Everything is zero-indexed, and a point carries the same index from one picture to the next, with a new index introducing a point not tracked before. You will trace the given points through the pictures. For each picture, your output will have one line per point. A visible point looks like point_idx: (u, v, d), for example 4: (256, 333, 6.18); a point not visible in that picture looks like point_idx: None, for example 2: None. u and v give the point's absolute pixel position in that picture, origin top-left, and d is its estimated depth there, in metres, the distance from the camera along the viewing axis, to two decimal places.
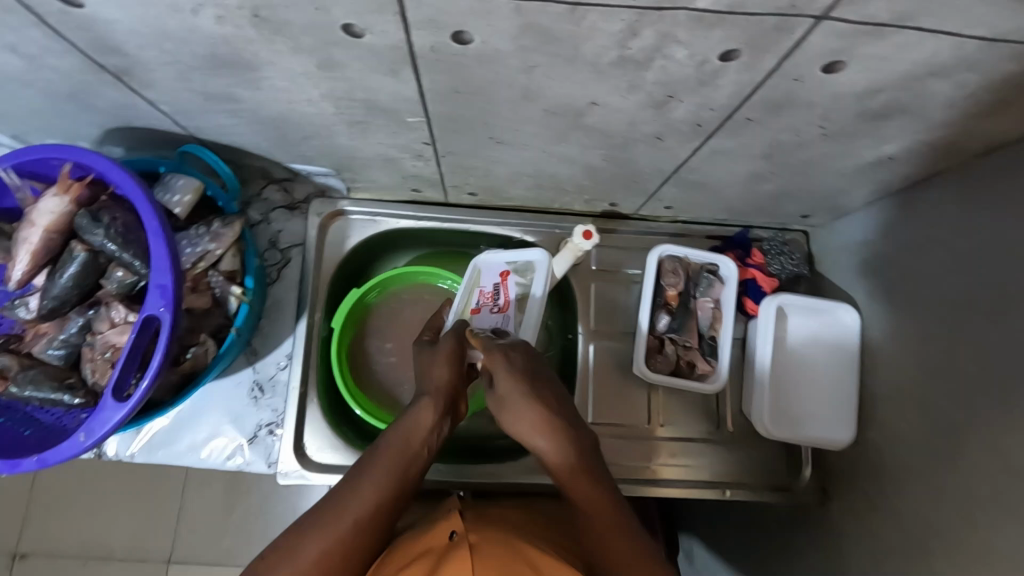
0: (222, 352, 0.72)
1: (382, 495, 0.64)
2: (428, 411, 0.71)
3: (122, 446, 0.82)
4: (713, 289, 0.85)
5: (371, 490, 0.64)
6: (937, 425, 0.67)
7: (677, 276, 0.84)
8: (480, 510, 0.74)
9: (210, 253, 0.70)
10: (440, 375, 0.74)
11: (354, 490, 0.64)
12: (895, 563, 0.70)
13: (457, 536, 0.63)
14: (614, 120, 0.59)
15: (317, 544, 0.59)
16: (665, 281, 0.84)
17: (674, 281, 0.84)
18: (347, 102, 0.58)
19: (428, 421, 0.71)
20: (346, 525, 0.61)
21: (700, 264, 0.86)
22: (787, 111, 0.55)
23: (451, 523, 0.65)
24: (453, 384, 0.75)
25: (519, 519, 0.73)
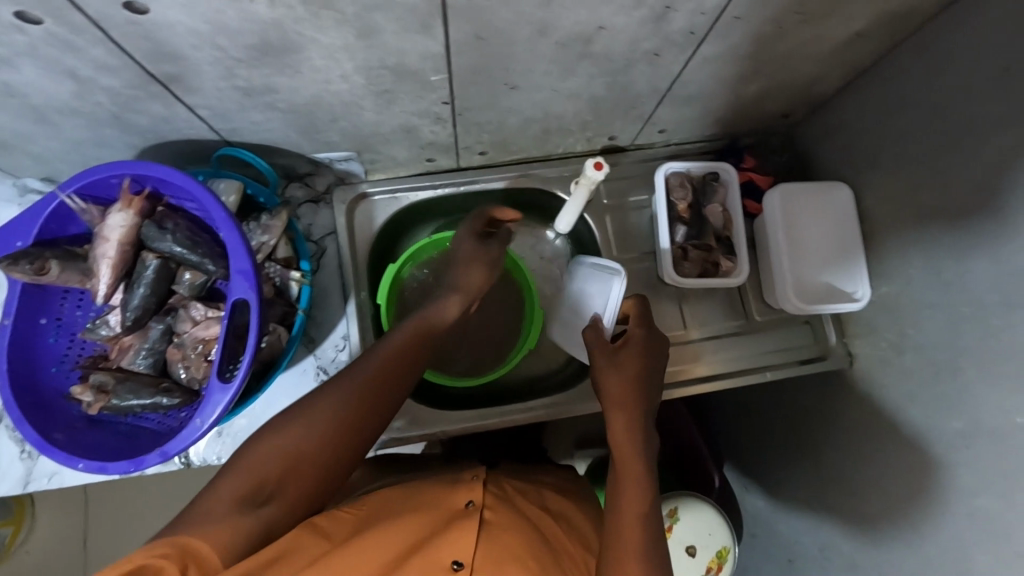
0: (293, 335, 0.77)
1: (375, 392, 0.65)
2: (458, 306, 0.76)
3: (208, 451, 0.86)
4: (721, 193, 0.92)
5: (366, 384, 0.65)
6: (941, 261, 0.76)
7: (686, 188, 0.91)
8: (502, 480, 0.74)
9: (265, 244, 0.75)
10: (475, 277, 0.78)
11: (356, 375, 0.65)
12: (929, 390, 0.79)
13: (472, 505, 0.65)
14: (619, 42, 0.65)
15: (338, 403, 0.63)
16: (675, 197, 0.91)
17: (683, 194, 0.92)
18: (378, 70, 0.63)
19: (452, 312, 0.75)
20: (343, 404, 0.63)
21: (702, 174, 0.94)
22: (770, 2, 0.62)
23: (471, 492, 0.67)
24: (484, 287, 0.80)
25: (531, 499, 0.73)
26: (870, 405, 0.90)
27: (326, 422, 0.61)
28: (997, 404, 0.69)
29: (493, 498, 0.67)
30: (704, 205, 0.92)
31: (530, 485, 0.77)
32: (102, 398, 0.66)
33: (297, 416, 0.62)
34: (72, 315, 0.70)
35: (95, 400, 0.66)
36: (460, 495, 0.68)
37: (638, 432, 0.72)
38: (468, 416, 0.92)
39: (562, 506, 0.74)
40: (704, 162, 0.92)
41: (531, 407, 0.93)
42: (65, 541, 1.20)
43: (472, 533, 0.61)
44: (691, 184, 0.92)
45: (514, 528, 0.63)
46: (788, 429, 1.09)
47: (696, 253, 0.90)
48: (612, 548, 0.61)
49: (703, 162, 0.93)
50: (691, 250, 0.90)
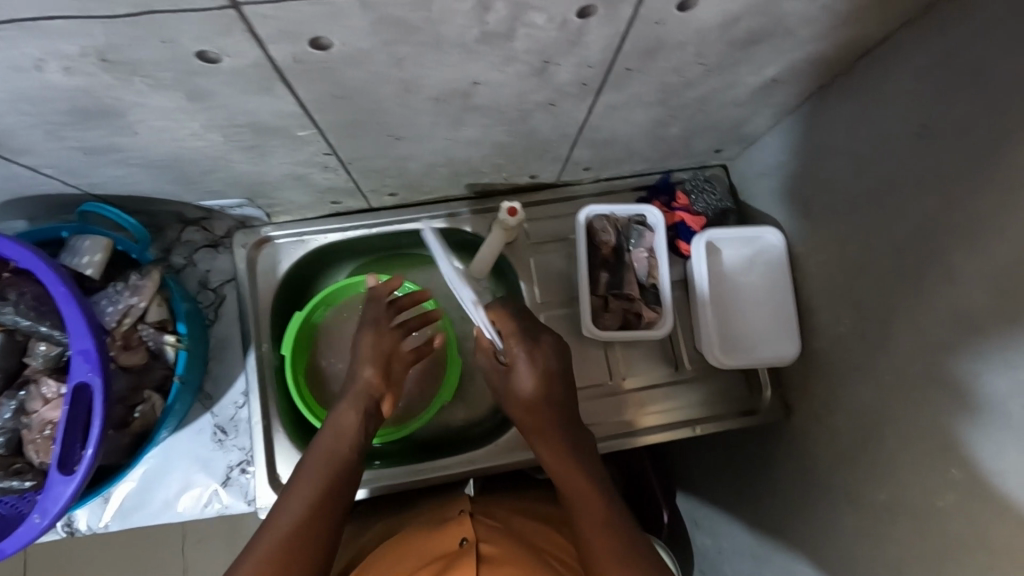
0: (169, 404, 0.72)
1: (338, 462, 0.70)
2: (351, 414, 0.75)
3: (94, 518, 0.81)
4: (647, 238, 0.88)
5: (326, 459, 0.70)
6: (867, 317, 0.71)
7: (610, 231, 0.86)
8: (490, 509, 0.79)
9: (134, 307, 0.69)
10: (368, 375, 0.78)
11: (314, 456, 0.71)
12: (854, 454, 0.75)
13: (467, 542, 0.68)
14: (503, 95, 0.59)
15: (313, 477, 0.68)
16: (599, 239, 0.86)
17: (606, 238, 0.87)
18: (233, 128, 0.57)
19: (352, 419, 0.75)
20: (311, 479, 0.68)
21: (629, 217, 0.89)
22: (661, 54, 0.56)
23: (462, 530, 0.70)
24: (381, 381, 0.79)
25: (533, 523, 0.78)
26: (801, 460, 0.85)
27: (313, 494, 0.66)
28: (921, 482, 0.64)
29: (486, 532, 0.71)
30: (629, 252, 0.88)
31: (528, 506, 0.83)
32: None
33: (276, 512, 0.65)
34: None
35: None
36: (454, 532, 0.71)
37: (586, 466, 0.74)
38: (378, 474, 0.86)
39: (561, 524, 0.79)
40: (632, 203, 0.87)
41: (443, 467, 0.88)
42: None
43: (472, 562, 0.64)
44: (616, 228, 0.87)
45: (513, 557, 0.66)
46: (728, 474, 1.05)
47: (617, 305, 0.86)
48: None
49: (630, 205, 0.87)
50: (612, 303, 0.85)
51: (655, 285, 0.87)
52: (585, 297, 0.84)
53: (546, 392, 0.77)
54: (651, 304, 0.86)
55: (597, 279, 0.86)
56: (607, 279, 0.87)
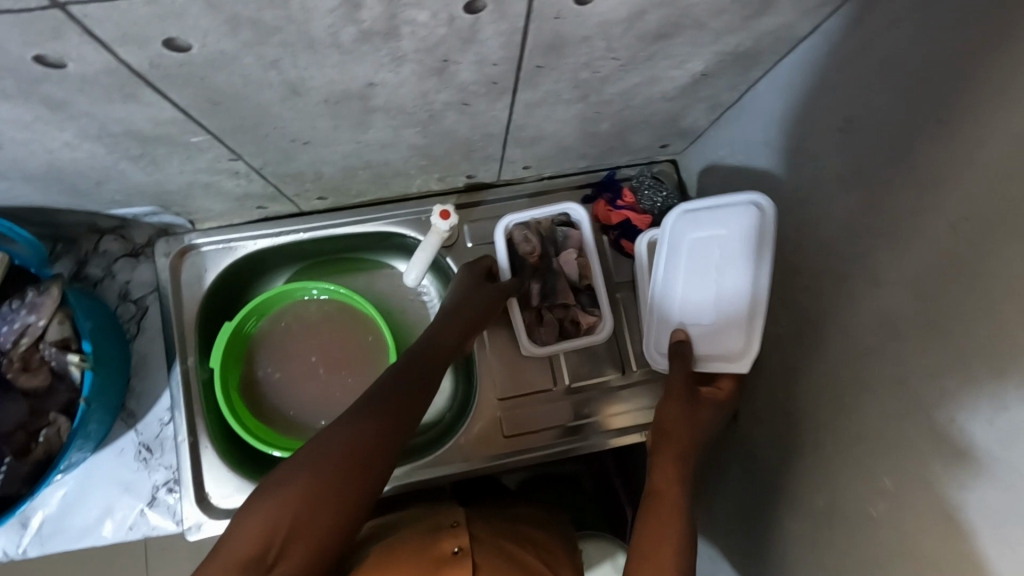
0: (75, 427, 0.67)
1: (378, 436, 0.62)
2: (421, 368, 0.70)
3: (12, 543, 0.78)
4: (570, 238, 0.87)
5: (374, 427, 0.62)
6: (805, 321, 0.68)
7: (531, 241, 0.86)
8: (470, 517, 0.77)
9: (31, 325, 0.65)
10: (448, 338, 0.75)
11: (369, 418, 0.62)
12: (792, 459, 0.72)
13: (460, 551, 0.67)
14: (405, 97, 0.55)
15: (350, 428, 0.61)
16: (523, 250, 0.86)
17: (531, 247, 0.86)
18: (112, 137, 0.53)
19: (416, 374, 0.69)
20: (355, 440, 0.60)
21: (552, 218, 0.88)
22: (571, 50, 0.53)
23: (455, 539, 0.69)
24: (455, 343, 0.75)
25: (513, 531, 0.77)
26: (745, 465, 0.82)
27: (344, 451, 0.59)
28: (848, 490, 0.62)
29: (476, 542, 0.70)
30: (556, 255, 0.87)
31: (507, 520, 0.80)
32: None
33: (310, 460, 0.59)
34: None
35: None
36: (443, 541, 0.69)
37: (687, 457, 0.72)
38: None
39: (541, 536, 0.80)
40: (547, 208, 0.86)
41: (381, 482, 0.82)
42: None
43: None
44: (537, 235, 0.86)
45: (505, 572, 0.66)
46: None
47: (552, 316, 0.86)
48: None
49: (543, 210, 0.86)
50: (547, 317, 0.86)
51: (590, 284, 0.87)
52: (517, 318, 0.85)
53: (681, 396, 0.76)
54: (586, 307, 0.86)
55: (528, 294, 0.86)
56: (539, 290, 0.86)
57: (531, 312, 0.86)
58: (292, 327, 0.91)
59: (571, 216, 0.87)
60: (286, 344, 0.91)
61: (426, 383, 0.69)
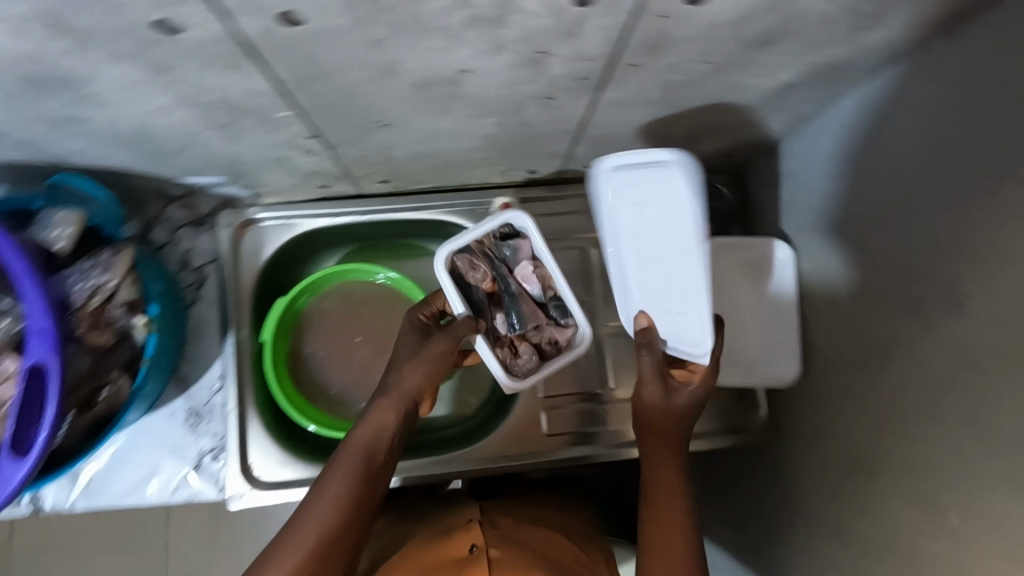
0: (136, 387, 0.70)
1: (353, 500, 0.62)
2: (392, 412, 0.67)
3: (62, 496, 0.79)
4: (520, 249, 0.76)
5: (344, 492, 0.61)
6: (870, 345, 0.67)
7: (478, 265, 0.75)
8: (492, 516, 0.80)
9: (104, 285, 0.66)
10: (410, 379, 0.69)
11: (338, 478, 0.62)
12: (844, 486, 0.71)
13: (476, 549, 0.70)
14: (493, 86, 0.55)
15: (337, 488, 0.62)
16: (474, 280, 0.75)
17: (481, 273, 0.75)
18: (205, 105, 0.54)
19: (388, 420, 0.67)
20: (333, 513, 0.60)
21: (494, 231, 0.76)
22: (668, 50, 0.52)
23: (472, 537, 0.72)
24: (422, 386, 0.70)
25: (530, 531, 0.78)
26: (784, 484, 0.82)
27: (328, 519, 0.60)
28: (905, 522, 0.61)
29: (492, 539, 0.73)
30: (510, 273, 0.76)
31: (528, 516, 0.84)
32: None
33: (291, 542, 0.58)
34: None
35: None
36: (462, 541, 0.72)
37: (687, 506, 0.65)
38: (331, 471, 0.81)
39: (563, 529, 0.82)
40: (484, 221, 0.75)
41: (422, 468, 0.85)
42: None
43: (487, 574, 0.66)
44: (483, 257, 0.76)
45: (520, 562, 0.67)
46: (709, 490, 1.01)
47: (524, 341, 0.76)
48: None
49: (488, 223, 0.75)
50: (521, 344, 0.76)
51: (556, 295, 0.77)
52: (491, 354, 0.73)
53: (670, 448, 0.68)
54: (558, 321, 0.77)
55: (489, 323, 0.76)
56: (501, 317, 0.76)
57: (502, 344, 0.76)
58: (343, 308, 0.92)
59: (514, 224, 0.76)
60: (336, 324, 0.92)
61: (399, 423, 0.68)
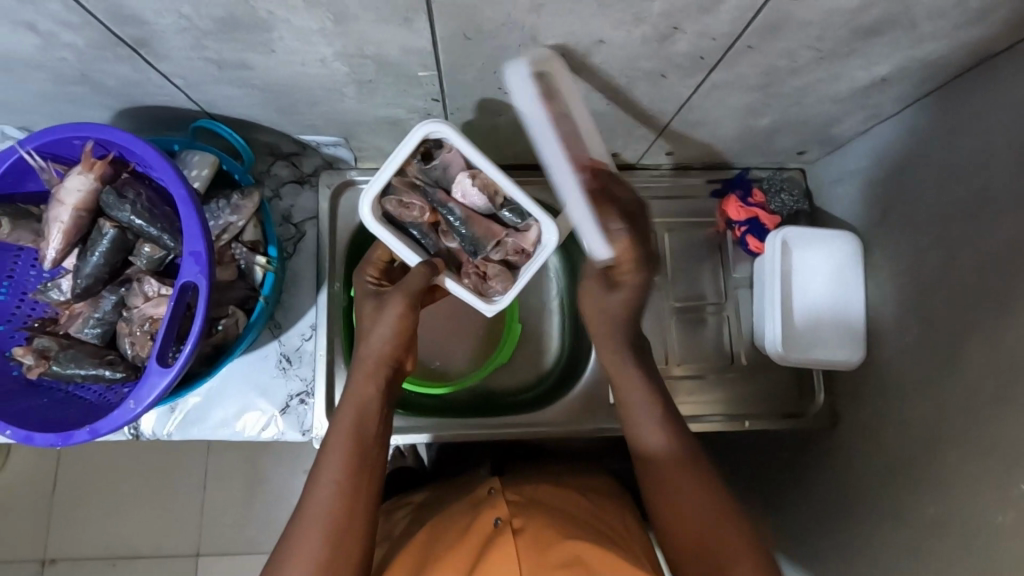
0: (251, 321, 0.74)
1: (354, 479, 0.64)
2: (370, 384, 0.70)
3: (158, 425, 0.84)
4: (450, 164, 0.72)
5: (344, 476, 0.63)
6: (938, 330, 0.71)
7: (411, 204, 0.72)
8: (520, 487, 0.76)
9: (232, 225, 0.72)
10: (381, 343, 0.71)
11: (334, 460, 0.64)
12: (910, 467, 0.74)
13: (502, 521, 0.65)
14: (618, 59, 0.61)
15: (337, 469, 0.64)
16: (414, 217, 0.73)
17: (420, 206, 0.72)
18: (359, 59, 0.60)
19: (370, 390, 0.70)
20: (338, 498, 0.62)
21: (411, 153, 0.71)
22: (785, 34, 0.57)
23: (496, 511, 0.67)
24: (397, 350, 0.72)
25: (557, 497, 0.74)
26: (843, 470, 0.85)
27: (336, 496, 0.62)
28: (979, 497, 0.64)
29: (517, 509, 0.68)
30: (447, 195, 0.73)
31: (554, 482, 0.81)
32: (42, 363, 0.64)
33: (301, 536, 0.60)
34: (24, 274, 0.69)
35: (34, 364, 0.64)
36: (485, 516, 0.67)
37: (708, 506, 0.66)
38: (406, 424, 0.88)
39: (597, 496, 0.79)
40: (397, 151, 0.69)
41: (495, 425, 0.89)
42: (36, 489, 1.29)
43: (515, 546, 0.62)
44: (413, 191, 0.72)
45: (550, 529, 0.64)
46: (754, 477, 1.04)
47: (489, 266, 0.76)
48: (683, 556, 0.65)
49: (388, 164, 0.70)
50: (488, 267, 0.76)
51: (506, 199, 0.74)
52: (462, 287, 0.74)
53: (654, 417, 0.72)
54: (517, 226, 0.76)
55: (444, 256, 0.76)
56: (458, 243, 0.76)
57: (468, 275, 0.77)
58: None
59: (432, 136, 0.71)
60: None
61: (381, 388, 0.70)
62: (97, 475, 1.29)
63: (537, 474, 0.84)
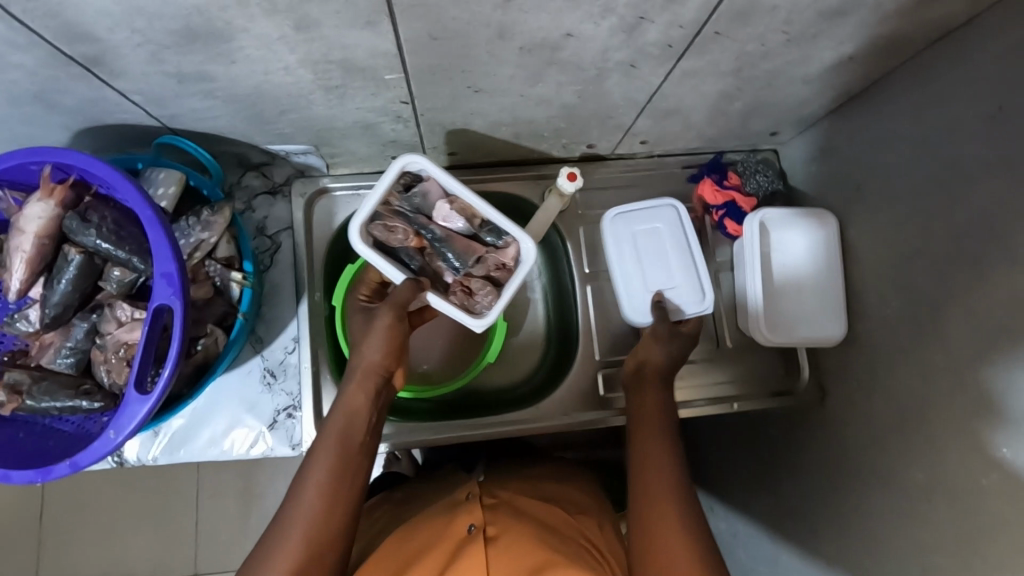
0: (232, 338, 0.73)
1: (338, 484, 0.62)
2: (359, 392, 0.69)
3: (144, 450, 0.82)
4: (429, 191, 0.76)
5: (326, 479, 0.62)
6: (917, 301, 0.72)
7: (395, 228, 0.74)
8: (495, 491, 0.76)
9: (204, 242, 0.71)
10: (371, 353, 0.70)
11: (321, 464, 0.63)
12: (897, 437, 0.75)
13: (475, 529, 0.66)
14: (589, 51, 0.60)
15: (322, 474, 0.62)
16: (399, 241, 0.74)
17: (403, 231, 0.74)
18: (324, 65, 0.58)
19: (360, 397, 0.69)
20: (319, 502, 0.60)
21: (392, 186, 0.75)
22: (753, 18, 0.57)
23: (470, 516, 0.68)
24: (387, 360, 0.71)
25: (530, 502, 0.75)
26: (832, 444, 0.87)
27: (319, 501, 0.60)
28: (964, 463, 0.66)
29: (493, 515, 0.69)
30: (428, 220, 0.76)
31: (527, 483, 0.82)
32: (15, 399, 0.62)
33: (279, 540, 0.58)
34: None
35: (7, 400, 0.62)
36: (460, 521, 0.68)
37: (680, 498, 0.65)
38: (398, 430, 0.87)
39: (565, 493, 0.81)
40: (381, 182, 0.73)
41: (485, 426, 0.88)
42: (20, 521, 1.25)
43: (484, 555, 0.62)
44: (396, 217, 0.75)
45: (522, 534, 0.65)
46: (748, 455, 1.06)
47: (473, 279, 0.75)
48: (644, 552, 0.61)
49: (372, 194, 0.73)
50: (471, 282, 0.75)
51: (484, 220, 0.77)
52: (447, 304, 0.72)
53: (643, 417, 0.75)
54: (496, 245, 0.77)
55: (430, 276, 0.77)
56: (443, 264, 0.77)
57: (455, 291, 0.75)
58: None
59: (410, 171, 0.75)
60: None
61: (372, 397, 0.70)
62: (83, 503, 1.26)
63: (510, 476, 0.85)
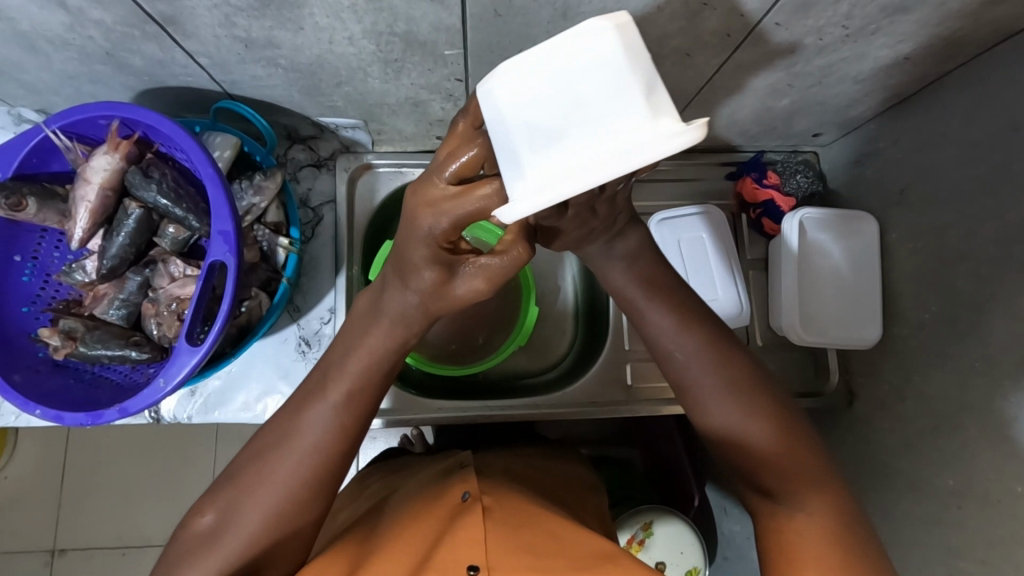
0: (275, 302, 0.75)
1: (346, 427, 0.59)
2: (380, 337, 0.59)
3: (179, 409, 0.84)
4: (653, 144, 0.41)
5: (328, 427, 0.59)
6: (960, 306, 0.72)
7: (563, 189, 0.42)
8: (491, 463, 0.76)
9: (255, 206, 0.73)
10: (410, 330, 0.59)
11: (319, 405, 0.59)
12: (929, 441, 0.75)
13: (470, 497, 0.63)
14: (646, 36, 0.61)
15: (327, 419, 0.59)
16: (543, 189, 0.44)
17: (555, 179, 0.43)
18: (388, 37, 0.60)
19: (380, 334, 0.58)
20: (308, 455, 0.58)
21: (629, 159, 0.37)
22: (814, 10, 0.58)
23: (466, 485, 0.65)
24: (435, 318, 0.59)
25: (519, 476, 0.75)
26: (862, 449, 0.86)
27: (307, 461, 0.58)
28: (1001, 469, 0.65)
29: (488, 486, 0.65)
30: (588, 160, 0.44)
31: (519, 459, 0.82)
32: (69, 344, 0.64)
33: (274, 463, 0.58)
34: (49, 255, 0.69)
35: (62, 345, 0.64)
36: (455, 492, 0.65)
37: (736, 382, 0.60)
38: (423, 406, 0.88)
39: (544, 463, 0.84)
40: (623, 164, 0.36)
41: (513, 406, 0.89)
42: (41, 480, 1.29)
43: (479, 525, 0.58)
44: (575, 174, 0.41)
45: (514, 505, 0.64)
46: None
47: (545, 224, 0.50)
48: (735, 444, 0.60)
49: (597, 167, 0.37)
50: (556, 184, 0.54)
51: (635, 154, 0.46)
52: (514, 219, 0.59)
53: (658, 316, 0.63)
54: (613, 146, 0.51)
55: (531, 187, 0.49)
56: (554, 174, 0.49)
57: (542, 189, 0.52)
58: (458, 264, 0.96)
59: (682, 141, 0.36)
60: None
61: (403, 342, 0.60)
62: (103, 467, 1.29)
63: (503, 454, 0.84)
